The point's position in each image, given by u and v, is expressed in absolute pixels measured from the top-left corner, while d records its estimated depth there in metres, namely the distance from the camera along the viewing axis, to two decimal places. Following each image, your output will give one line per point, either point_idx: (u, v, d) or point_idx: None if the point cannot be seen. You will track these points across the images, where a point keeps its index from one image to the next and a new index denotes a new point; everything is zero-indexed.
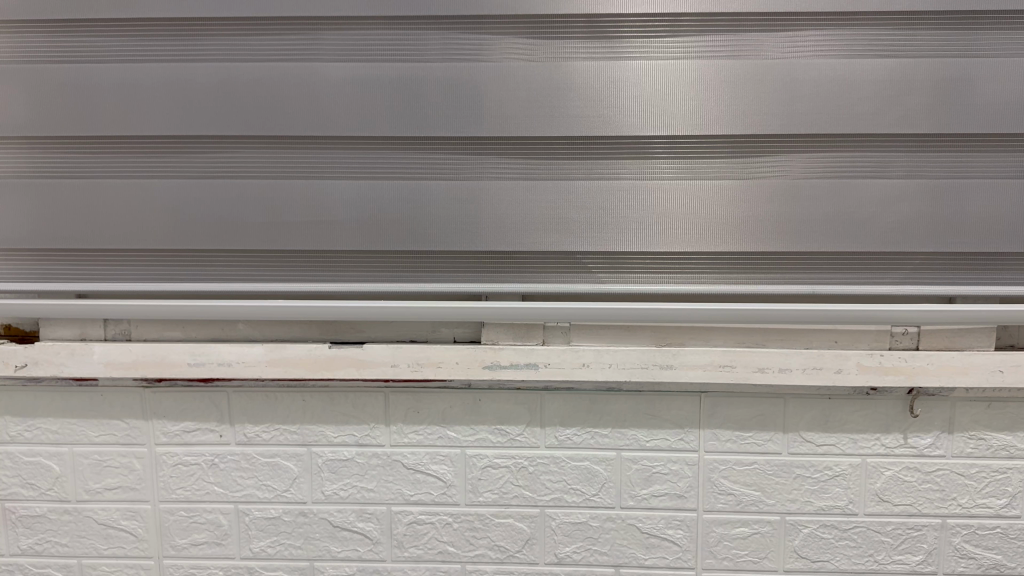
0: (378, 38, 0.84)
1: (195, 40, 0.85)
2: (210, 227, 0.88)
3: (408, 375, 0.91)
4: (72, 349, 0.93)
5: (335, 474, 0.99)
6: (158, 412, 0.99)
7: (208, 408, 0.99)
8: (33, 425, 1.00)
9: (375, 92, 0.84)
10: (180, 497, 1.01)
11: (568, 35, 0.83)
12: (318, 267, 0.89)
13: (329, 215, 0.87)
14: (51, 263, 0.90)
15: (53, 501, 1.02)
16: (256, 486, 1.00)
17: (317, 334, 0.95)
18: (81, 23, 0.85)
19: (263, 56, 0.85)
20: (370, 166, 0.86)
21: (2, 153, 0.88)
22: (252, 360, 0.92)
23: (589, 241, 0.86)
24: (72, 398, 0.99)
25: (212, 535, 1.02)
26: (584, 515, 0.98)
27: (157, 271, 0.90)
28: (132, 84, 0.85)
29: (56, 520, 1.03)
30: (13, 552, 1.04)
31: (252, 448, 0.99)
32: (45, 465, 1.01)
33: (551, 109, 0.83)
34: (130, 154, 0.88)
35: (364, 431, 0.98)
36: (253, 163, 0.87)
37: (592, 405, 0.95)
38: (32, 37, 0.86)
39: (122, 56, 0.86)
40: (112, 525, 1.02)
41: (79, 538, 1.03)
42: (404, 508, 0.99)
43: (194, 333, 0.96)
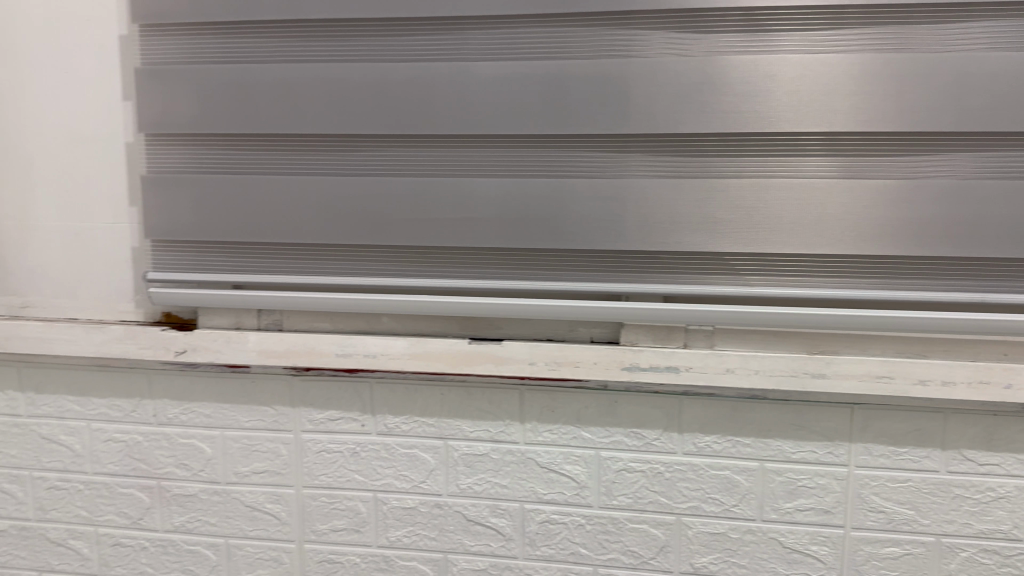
0: (527, 35, 0.84)
1: (351, 41, 0.87)
2: (358, 222, 0.90)
3: (546, 373, 0.91)
4: (228, 336, 0.99)
5: (470, 468, 1.00)
6: (305, 400, 1.03)
7: (352, 397, 1.02)
8: (188, 409, 1.08)
9: (523, 89, 0.84)
10: (322, 483, 1.04)
11: (724, 29, 0.81)
12: (461, 264, 0.90)
13: (472, 212, 0.87)
14: (212, 256, 0.95)
15: (203, 482, 1.09)
16: (394, 476, 1.03)
17: (457, 329, 0.96)
18: (245, 26, 0.89)
19: (414, 56, 0.87)
20: (516, 163, 0.87)
21: (172, 150, 0.94)
22: (395, 352, 0.95)
23: (738, 243, 0.83)
24: (225, 384, 1.06)
25: (351, 522, 1.05)
26: (723, 526, 0.95)
27: (307, 264, 0.94)
28: (288, 83, 0.88)
29: (207, 500, 1.10)
30: (166, 528, 1.13)
31: (392, 438, 1.02)
32: (198, 447, 1.08)
33: (700, 105, 0.81)
34: (285, 152, 0.91)
35: (499, 427, 0.99)
36: (403, 161, 0.89)
37: (735, 412, 0.92)
38: (202, 40, 0.91)
39: (280, 57, 0.89)
40: (258, 507, 1.08)
41: (227, 519, 1.10)
42: (538, 507, 0.99)
43: (342, 325, 0.99)
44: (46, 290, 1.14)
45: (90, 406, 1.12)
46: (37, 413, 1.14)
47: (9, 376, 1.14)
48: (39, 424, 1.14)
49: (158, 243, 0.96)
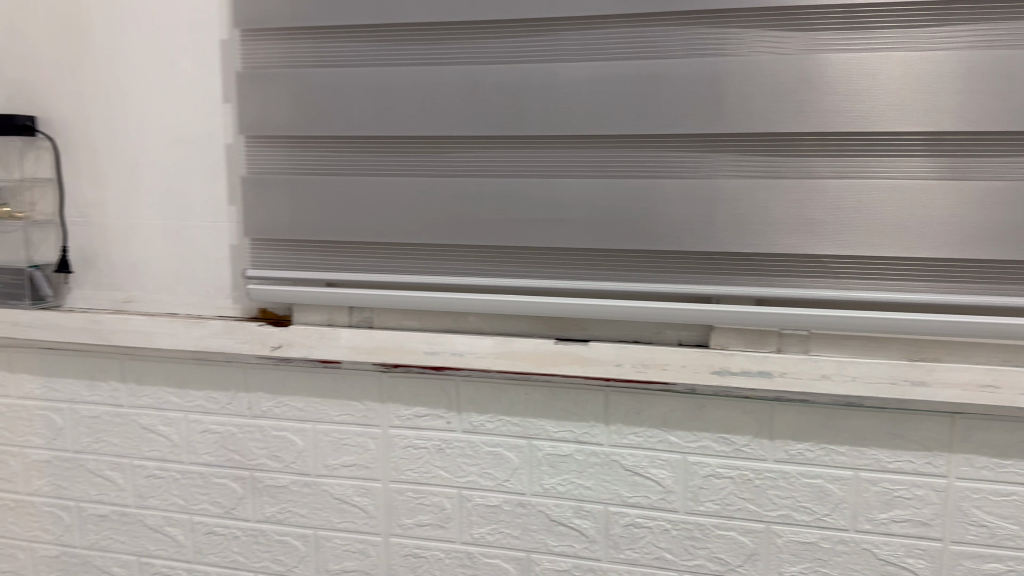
0: (619, 35, 0.84)
1: (444, 43, 0.89)
2: (448, 222, 0.91)
3: (633, 376, 0.90)
4: (321, 333, 1.02)
5: (554, 468, 1.01)
6: (392, 396, 1.06)
7: (438, 395, 1.04)
8: (282, 402, 1.13)
9: (615, 89, 0.83)
10: (409, 477, 1.07)
11: (822, 27, 0.79)
12: (550, 265, 0.90)
13: (561, 213, 0.87)
14: (307, 254, 0.98)
15: (295, 473, 1.13)
16: (479, 474, 1.04)
17: (543, 330, 0.96)
18: (341, 31, 0.92)
19: (507, 57, 0.87)
20: (606, 164, 0.86)
21: (271, 151, 0.97)
22: (481, 351, 0.95)
23: (835, 245, 0.81)
24: (317, 378, 1.09)
25: (436, 518, 1.07)
26: (814, 535, 0.93)
27: (397, 263, 0.95)
28: (382, 86, 0.90)
29: (297, 492, 1.14)
30: (259, 518, 1.17)
31: (477, 436, 1.03)
32: (290, 439, 1.13)
33: (799, 104, 0.79)
34: (378, 153, 0.93)
35: (584, 428, 0.99)
36: (493, 161, 0.90)
37: (828, 419, 0.90)
38: (300, 45, 0.94)
39: (375, 60, 0.91)
40: (346, 500, 1.11)
41: (317, 510, 1.13)
42: (622, 510, 0.99)
43: (429, 323, 1.01)
44: (151, 286, 1.21)
45: (188, 400, 1.19)
46: (138, 404, 1.22)
47: (112, 369, 1.23)
48: (139, 415, 1.22)
49: (257, 242, 1.00)
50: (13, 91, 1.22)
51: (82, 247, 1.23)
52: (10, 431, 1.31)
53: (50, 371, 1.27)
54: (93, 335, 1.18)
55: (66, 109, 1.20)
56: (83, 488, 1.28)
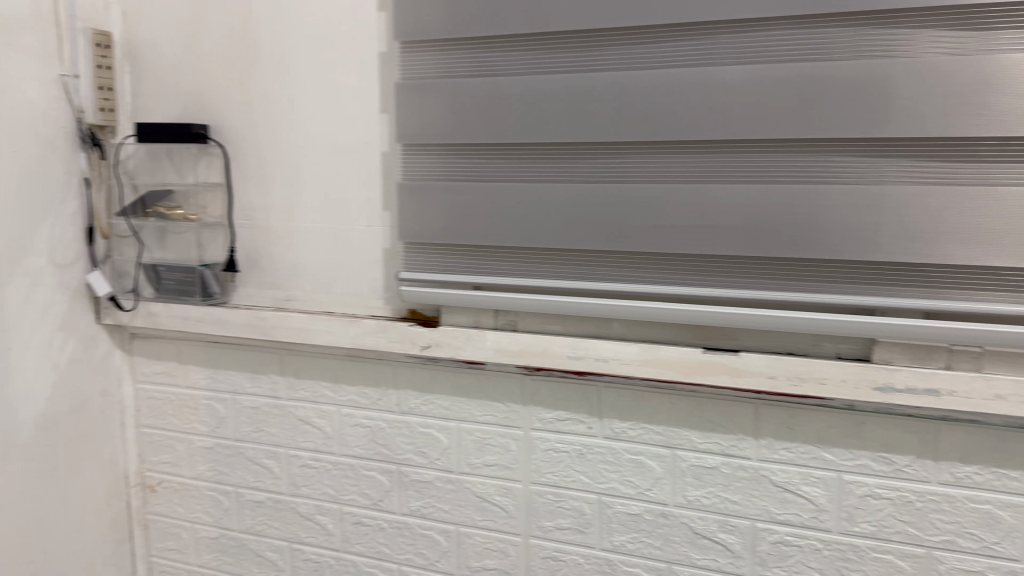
0: (779, 37, 0.82)
1: (598, 50, 0.90)
2: (598, 227, 0.92)
3: (787, 389, 0.88)
4: (468, 334, 1.05)
5: (698, 480, 0.99)
6: (535, 399, 1.07)
7: (581, 400, 1.04)
8: (428, 400, 1.16)
9: (774, 93, 0.82)
10: (549, 480, 1.08)
11: (1005, 24, 0.74)
12: (702, 272, 0.89)
13: (714, 219, 0.86)
14: (459, 257, 1.03)
15: (439, 470, 1.16)
16: (620, 481, 1.03)
17: (691, 338, 0.95)
18: (497, 40, 0.95)
19: (662, 63, 0.87)
20: (763, 169, 0.85)
21: (429, 158, 1.02)
22: (626, 358, 0.95)
23: (1014, 256, 0.76)
24: (462, 378, 1.12)
25: (576, 522, 1.07)
26: (981, 564, 0.87)
27: (546, 268, 0.97)
28: (535, 93, 0.92)
29: (441, 488, 1.17)
30: (403, 511, 1.21)
31: (619, 443, 1.03)
32: (435, 437, 1.16)
33: (978, 106, 0.75)
34: (530, 159, 0.96)
35: (731, 441, 0.97)
36: (646, 167, 0.90)
37: (1000, 442, 0.84)
38: (456, 56, 0.98)
39: (530, 68, 0.94)
40: (488, 499, 1.13)
41: (460, 507, 1.16)
42: (770, 526, 0.96)
43: (573, 328, 1.01)
44: (307, 286, 1.28)
45: (341, 393, 1.24)
46: (294, 397, 1.29)
47: (272, 362, 1.30)
48: (296, 407, 1.29)
49: (413, 244, 1.05)
50: (188, 103, 1.33)
51: (247, 247, 1.32)
52: (180, 418, 1.42)
53: (215, 363, 1.37)
54: (255, 330, 1.25)
55: (235, 120, 1.29)
56: (243, 474, 1.37)
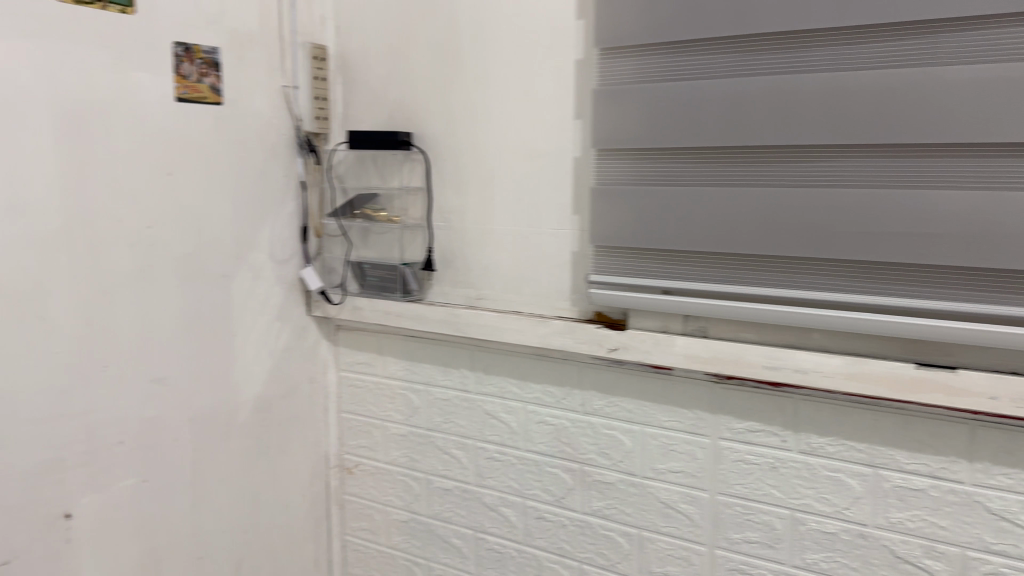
0: (1012, 34, 0.77)
1: (806, 51, 0.88)
2: (800, 233, 0.90)
3: (1011, 411, 0.82)
4: (657, 339, 1.05)
5: (902, 502, 0.94)
6: (725, 407, 1.06)
7: (775, 411, 1.02)
8: (613, 403, 1.17)
9: (1004, 94, 0.77)
10: (737, 492, 1.06)
11: None
12: (914, 282, 0.85)
13: (930, 227, 0.82)
14: (651, 262, 1.03)
15: (623, 473, 1.17)
16: (815, 497, 1.00)
17: (899, 352, 0.90)
18: (698, 43, 0.95)
19: (877, 64, 0.84)
20: (987, 174, 0.80)
21: (624, 162, 1.04)
22: (827, 370, 0.92)
23: None
24: (649, 383, 1.12)
25: (766, 536, 1.04)
26: None
27: (743, 274, 0.96)
28: (737, 96, 0.92)
29: (624, 491, 1.17)
30: (586, 511, 1.23)
31: (815, 458, 0.99)
32: (619, 439, 1.17)
33: None
34: (729, 163, 0.95)
35: (941, 463, 0.91)
36: (855, 172, 0.87)
37: None
38: (655, 60, 0.99)
39: (733, 71, 0.93)
40: (672, 505, 1.12)
41: (642, 511, 1.16)
42: (983, 556, 0.89)
43: (767, 337, 0.99)
44: (498, 286, 1.32)
45: (528, 391, 1.27)
46: (483, 392, 1.34)
47: (463, 358, 1.36)
48: (485, 401, 1.34)
49: (604, 247, 1.06)
50: (394, 110, 1.41)
51: (443, 247, 1.39)
52: (378, 406, 1.52)
53: (410, 357, 1.44)
54: (450, 327, 1.31)
55: (436, 127, 1.35)
56: (433, 463, 1.44)
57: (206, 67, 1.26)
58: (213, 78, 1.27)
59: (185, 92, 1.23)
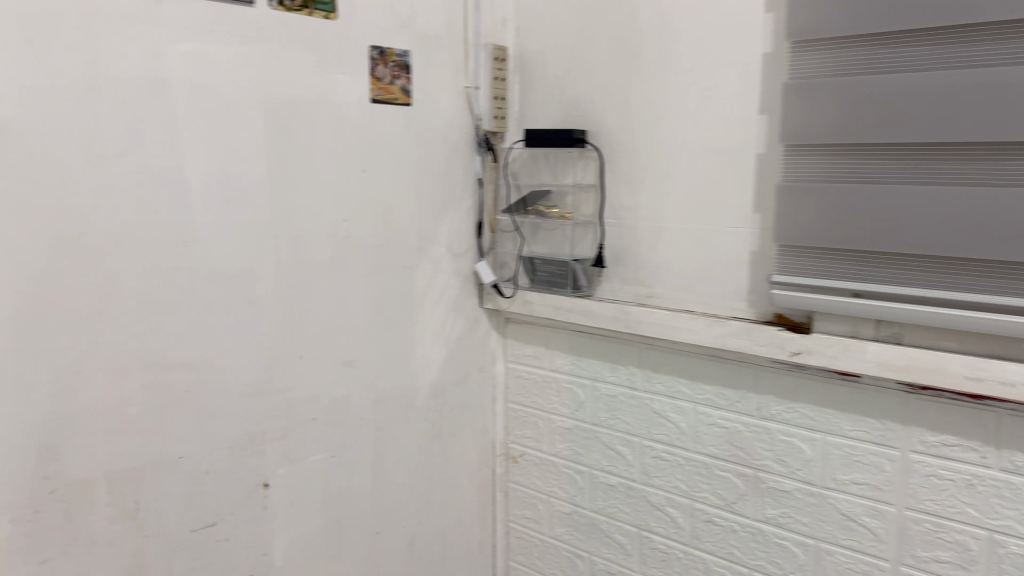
0: None
1: None
2: (1012, 235, 0.85)
3: None
4: (845, 344, 1.01)
5: None
6: (917, 419, 1.01)
7: (975, 426, 0.96)
8: (792, 408, 1.14)
9: None
10: (928, 508, 1.01)
11: None
12: None
13: None
14: (840, 263, 1.00)
15: (800, 481, 1.14)
16: (1017, 520, 0.94)
17: None
18: (902, 35, 0.91)
19: None
20: None
21: (813, 158, 1.01)
22: None
23: None
24: (833, 389, 1.08)
25: (959, 557, 0.99)
26: None
27: (945, 279, 0.91)
28: (945, 90, 0.87)
29: (801, 500, 1.14)
30: (758, 517, 1.20)
31: (1020, 478, 0.93)
32: (798, 447, 1.14)
33: None
34: (931, 161, 0.91)
35: None
36: None
37: None
38: (852, 52, 0.95)
39: (941, 63, 0.88)
40: (854, 518, 1.08)
41: (821, 522, 1.12)
42: None
43: (971, 346, 0.93)
44: (671, 284, 1.31)
45: (700, 392, 1.26)
46: (653, 390, 1.33)
47: (632, 356, 1.36)
48: (653, 401, 1.33)
49: (789, 245, 1.04)
50: (571, 109, 1.43)
51: (615, 244, 1.39)
52: (545, 399, 1.54)
53: (578, 352, 1.46)
54: (621, 324, 1.32)
55: (613, 123, 1.36)
56: (598, 459, 1.44)
57: (397, 69, 1.33)
58: (403, 79, 1.34)
59: (378, 93, 1.30)
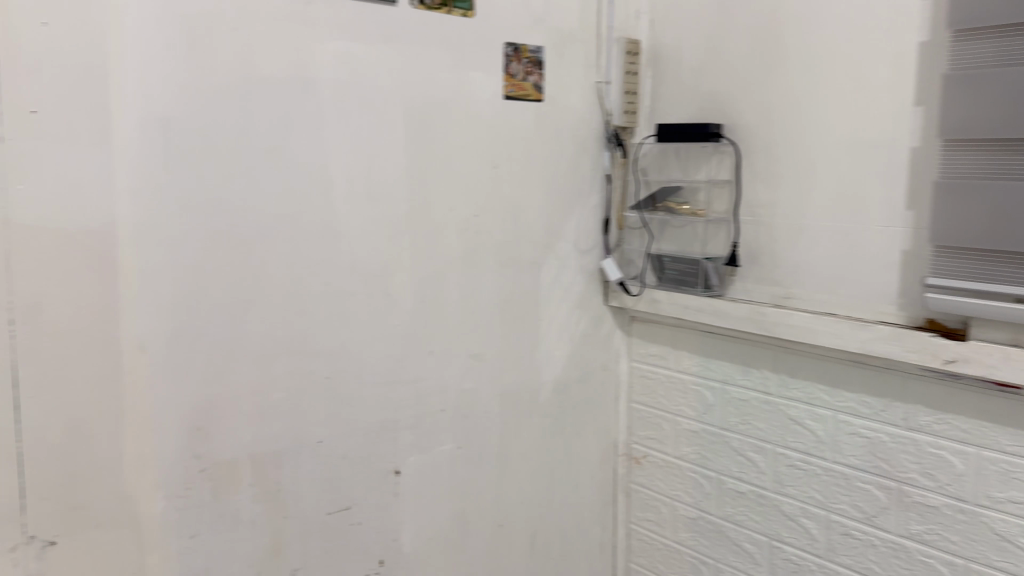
0: None
1: None
2: None
3: None
4: (1006, 353, 0.95)
5: None
6: None
7: None
8: (943, 420, 1.08)
9: None
10: None
11: None
12: None
13: None
14: (1003, 266, 0.93)
15: (950, 497, 1.07)
16: None
17: None
18: None
19: None
20: None
21: (973, 154, 0.95)
22: None
23: None
24: (990, 402, 1.02)
25: None
26: None
27: None
28: None
29: (949, 517, 1.08)
30: (901, 533, 1.14)
31: None
32: (948, 461, 1.07)
33: None
34: None
35: None
36: None
37: None
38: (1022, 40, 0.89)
39: None
40: (1010, 539, 1.01)
41: (971, 542, 1.06)
42: None
43: None
44: (810, 285, 1.26)
45: (839, 398, 1.21)
46: (787, 395, 1.29)
47: (766, 358, 1.32)
48: (788, 406, 1.29)
49: (944, 247, 0.98)
50: (706, 103, 1.39)
51: (750, 243, 1.35)
52: (670, 400, 1.51)
53: (708, 353, 1.42)
54: (756, 325, 1.28)
55: (750, 118, 1.32)
56: (726, 464, 1.41)
57: (531, 65, 1.33)
58: (536, 76, 1.34)
59: (512, 89, 1.31)
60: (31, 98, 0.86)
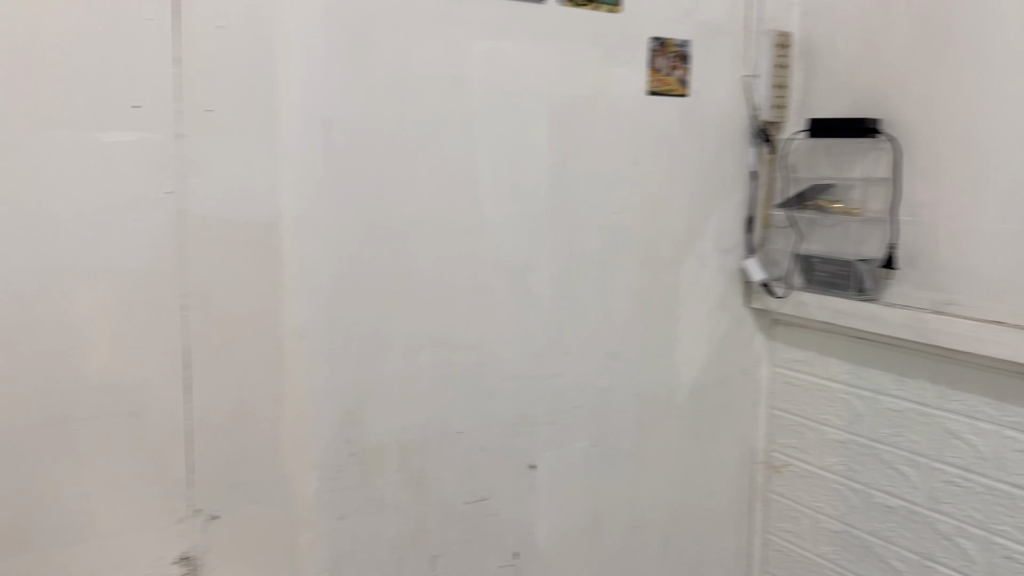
0: None
1: None
2: None
3: None
4: None
5: None
6: None
7: None
8: None
9: None
10: None
11: None
12: None
13: None
14: None
15: None
16: None
17: None
18: None
19: None
20: None
21: None
22: None
23: None
24: None
25: None
26: None
27: None
28: None
29: None
30: None
31: None
32: None
33: None
34: None
35: None
36: None
37: None
38: None
39: None
40: None
41: None
42: None
43: None
44: (976, 290, 1.18)
45: (1007, 413, 1.13)
46: (946, 408, 1.21)
47: (924, 367, 1.24)
48: (946, 418, 1.21)
49: None
50: (862, 97, 1.32)
51: (909, 245, 1.28)
52: (815, 407, 1.44)
53: (858, 360, 1.36)
54: (914, 332, 1.21)
55: (911, 113, 1.25)
56: (874, 476, 1.34)
57: (677, 60, 1.30)
58: (682, 70, 1.31)
59: (656, 85, 1.29)
60: (209, 99, 0.92)
